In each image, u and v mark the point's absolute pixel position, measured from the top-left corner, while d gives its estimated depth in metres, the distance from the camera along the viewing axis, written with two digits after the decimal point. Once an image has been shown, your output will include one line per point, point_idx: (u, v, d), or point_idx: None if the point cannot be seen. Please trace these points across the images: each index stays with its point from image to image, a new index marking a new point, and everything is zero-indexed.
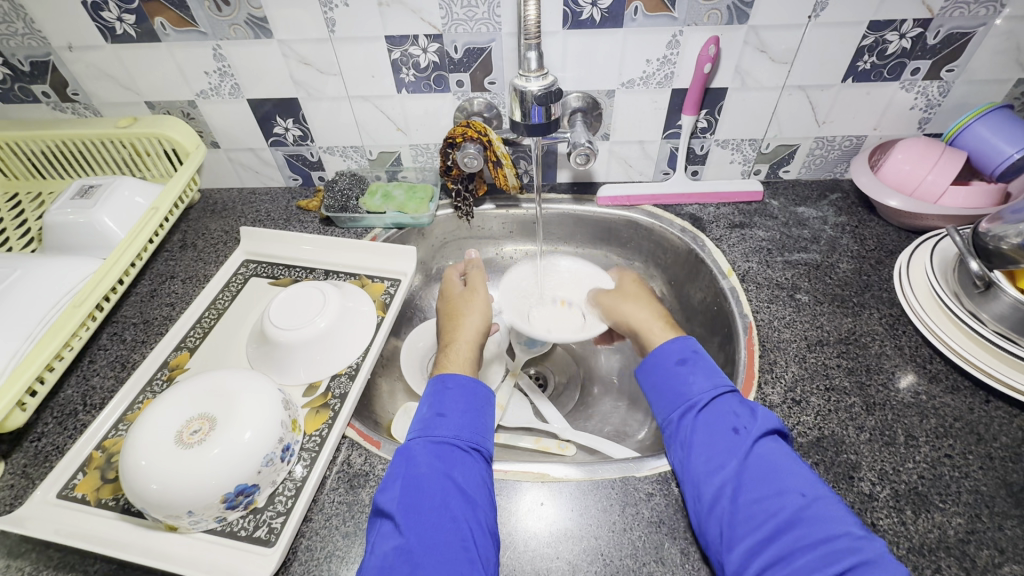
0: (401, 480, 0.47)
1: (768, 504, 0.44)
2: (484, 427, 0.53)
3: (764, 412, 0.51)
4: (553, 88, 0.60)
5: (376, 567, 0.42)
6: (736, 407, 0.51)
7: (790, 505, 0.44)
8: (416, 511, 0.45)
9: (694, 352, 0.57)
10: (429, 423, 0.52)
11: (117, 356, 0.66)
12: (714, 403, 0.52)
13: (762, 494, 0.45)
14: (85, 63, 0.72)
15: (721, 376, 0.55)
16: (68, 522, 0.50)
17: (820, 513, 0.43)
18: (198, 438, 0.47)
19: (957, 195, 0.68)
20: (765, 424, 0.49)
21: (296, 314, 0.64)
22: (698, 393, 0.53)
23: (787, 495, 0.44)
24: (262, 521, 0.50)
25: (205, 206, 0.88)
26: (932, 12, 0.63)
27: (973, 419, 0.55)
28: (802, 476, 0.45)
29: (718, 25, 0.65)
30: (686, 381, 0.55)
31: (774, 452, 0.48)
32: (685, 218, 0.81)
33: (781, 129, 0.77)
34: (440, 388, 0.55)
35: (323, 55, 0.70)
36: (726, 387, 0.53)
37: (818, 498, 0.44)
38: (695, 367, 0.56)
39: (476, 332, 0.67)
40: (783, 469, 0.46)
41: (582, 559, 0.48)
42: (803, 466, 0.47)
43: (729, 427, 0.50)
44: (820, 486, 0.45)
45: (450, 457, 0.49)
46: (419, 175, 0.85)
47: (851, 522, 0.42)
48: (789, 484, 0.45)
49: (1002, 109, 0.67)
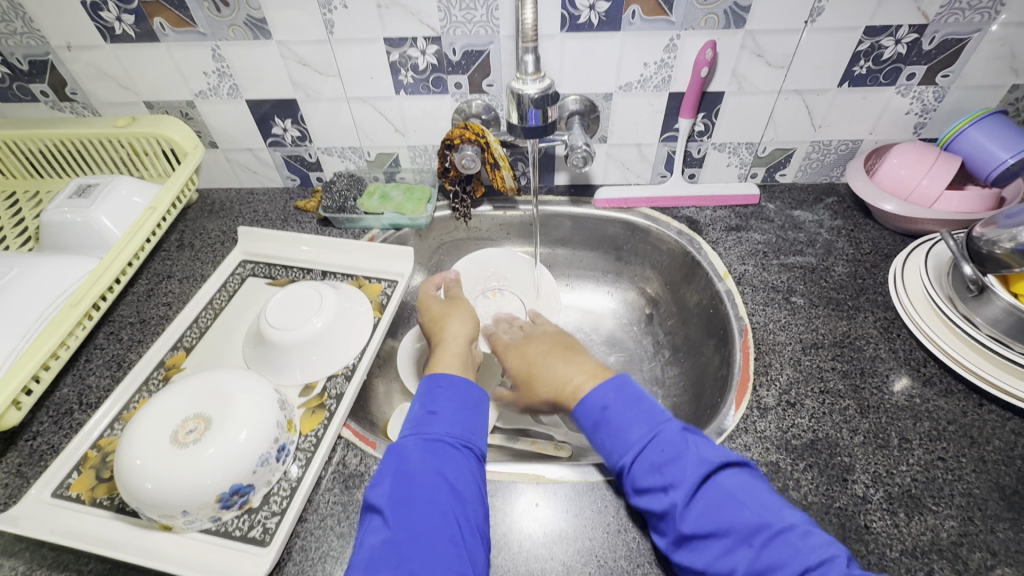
0: (392, 476, 0.47)
1: (720, 562, 0.41)
2: (476, 426, 0.53)
3: (692, 451, 0.46)
4: (550, 91, 0.60)
5: (365, 560, 0.42)
6: (659, 461, 0.46)
7: (741, 563, 0.40)
8: (407, 505, 0.45)
9: (604, 408, 0.51)
10: (420, 420, 0.52)
11: (113, 356, 0.66)
12: (640, 460, 0.47)
13: (712, 554, 0.42)
14: (83, 62, 0.73)
15: (641, 418, 0.50)
16: (63, 520, 0.50)
17: (772, 560, 0.40)
18: (193, 438, 0.47)
19: (952, 199, 0.68)
20: (693, 475, 0.44)
21: (293, 315, 0.64)
22: (622, 455, 0.48)
23: (736, 550, 0.41)
24: (257, 521, 0.49)
25: (202, 206, 0.88)
26: (927, 18, 0.63)
27: (966, 423, 0.55)
28: (747, 520, 0.42)
29: (715, 29, 0.65)
30: (608, 443, 0.50)
31: (713, 499, 0.43)
32: (682, 220, 0.82)
33: (777, 133, 0.77)
34: (434, 386, 0.55)
35: (322, 57, 0.70)
36: (647, 437, 0.48)
37: (766, 542, 0.40)
38: (611, 425, 0.50)
39: (462, 333, 0.66)
40: (726, 520, 0.42)
41: (577, 560, 0.48)
42: (748, 499, 0.43)
43: (657, 488, 0.45)
44: (770, 520, 0.41)
45: (441, 453, 0.49)
46: (417, 176, 0.86)
47: (804, 557, 0.39)
48: (735, 537, 0.41)
49: (997, 114, 0.68)
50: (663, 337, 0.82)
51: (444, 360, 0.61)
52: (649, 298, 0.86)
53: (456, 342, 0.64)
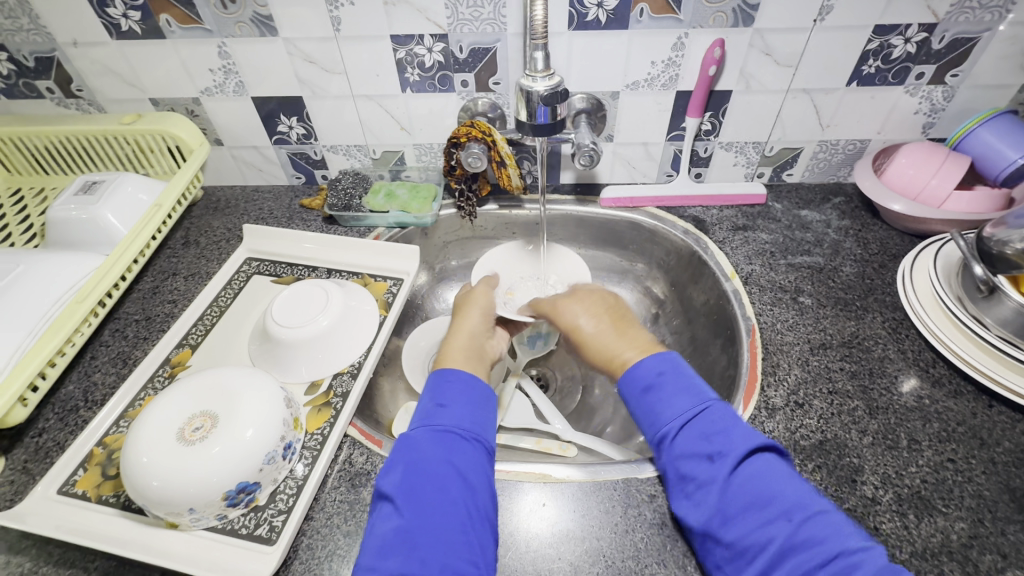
0: (403, 465, 0.46)
1: (756, 534, 0.41)
2: (486, 421, 0.52)
3: (741, 427, 0.46)
4: (559, 89, 0.60)
5: (375, 547, 0.42)
6: (710, 431, 0.46)
7: (779, 534, 0.40)
8: (415, 493, 0.45)
9: (659, 373, 0.50)
10: (428, 412, 0.51)
11: (119, 353, 0.66)
12: (688, 429, 0.47)
13: (749, 524, 0.41)
14: (89, 59, 0.72)
15: (691, 390, 0.49)
16: (68, 518, 0.50)
17: (811, 536, 0.39)
18: (199, 435, 0.47)
19: (961, 199, 0.67)
20: (743, 445, 0.45)
21: (299, 312, 0.64)
22: (669, 422, 0.48)
23: (774, 523, 0.41)
24: (263, 519, 0.49)
25: (207, 204, 0.88)
26: (937, 17, 0.63)
27: (976, 424, 0.55)
28: (789, 496, 0.42)
29: (724, 27, 0.65)
30: (656, 408, 0.49)
31: (755, 474, 0.43)
32: (688, 220, 0.81)
33: (785, 132, 0.77)
34: (441, 379, 0.54)
35: (328, 54, 0.70)
36: (697, 407, 0.48)
37: (807, 519, 0.40)
38: (662, 392, 0.49)
39: (479, 327, 0.65)
40: (767, 492, 0.42)
41: (584, 560, 0.48)
42: (788, 480, 0.43)
43: (704, 455, 0.45)
44: (811, 501, 0.42)
45: (451, 444, 0.48)
46: (422, 174, 0.85)
47: (843, 538, 0.39)
48: (776, 510, 0.41)
49: (1007, 114, 0.67)
50: (669, 337, 0.81)
51: (450, 354, 0.60)
52: (654, 297, 0.85)
53: (472, 335, 0.64)
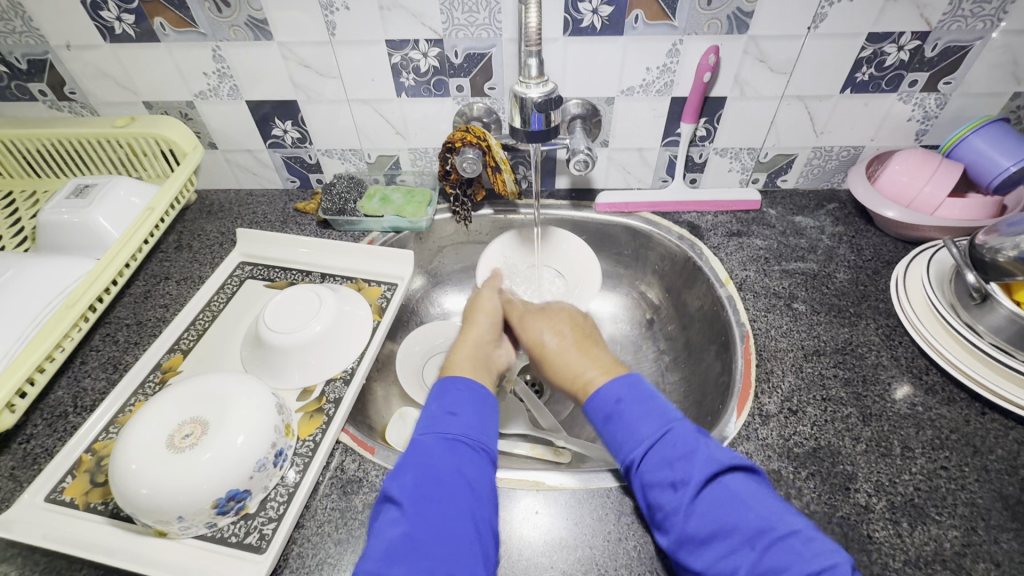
0: (415, 469, 0.46)
1: (722, 562, 0.41)
2: (491, 430, 0.52)
3: (703, 450, 0.46)
4: (553, 95, 0.60)
5: (381, 553, 0.41)
6: (672, 456, 0.47)
7: (743, 562, 0.40)
8: (426, 500, 0.44)
9: (618, 402, 0.52)
10: (438, 420, 0.51)
11: (110, 358, 0.66)
12: (652, 453, 0.48)
13: (716, 552, 0.41)
14: (83, 62, 0.72)
15: (654, 414, 0.50)
16: (56, 526, 0.49)
17: (774, 563, 0.39)
18: (189, 442, 0.47)
19: (954, 206, 0.68)
20: (703, 470, 0.45)
21: (292, 318, 0.64)
22: (634, 448, 0.49)
23: (738, 551, 0.41)
24: (254, 527, 0.49)
25: (201, 207, 0.87)
26: (930, 25, 0.63)
27: (969, 431, 0.55)
28: (752, 521, 0.42)
29: (718, 34, 0.65)
30: (620, 436, 0.50)
31: (718, 499, 0.43)
32: (683, 225, 0.81)
33: (779, 138, 0.77)
34: (450, 388, 0.55)
35: (323, 58, 0.70)
36: (659, 432, 0.49)
37: (768, 546, 0.40)
38: (623, 417, 0.51)
39: (486, 334, 0.66)
40: (731, 519, 0.42)
41: (577, 568, 0.48)
42: (752, 502, 0.43)
43: (667, 482, 0.46)
44: (778, 524, 0.41)
45: (461, 453, 0.48)
46: (417, 179, 0.85)
47: (804, 563, 0.38)
48: (739, 536, 0.41)
49: (999, 122, 0.68)
50: (664, 343, 0.81)
51: (458, 362, 0.60)
52: (649, 302, 0.85)
53: (479, 343, 0.64)
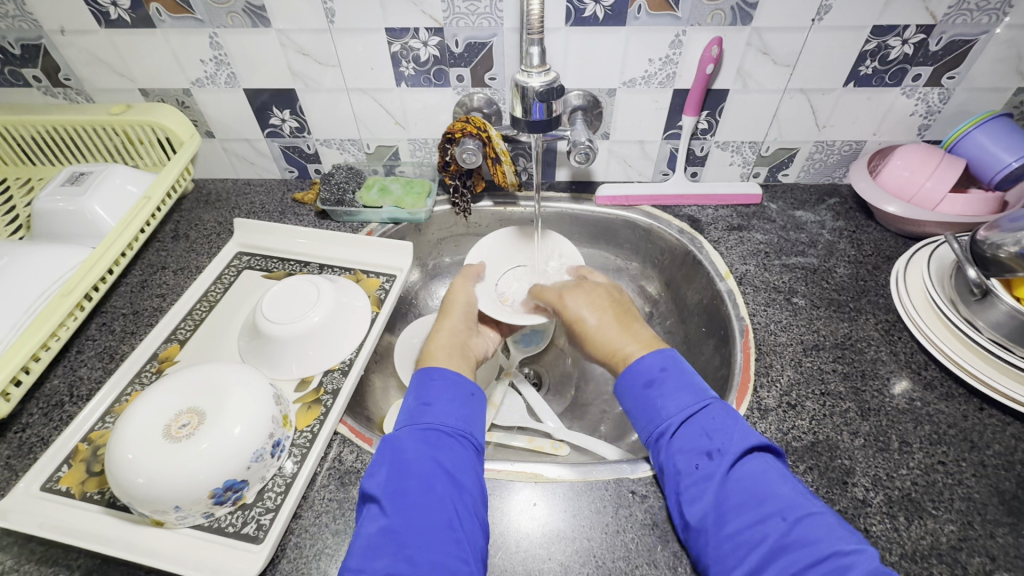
0: (387, 464, 0.46)
1: (749, 532, 0.41)
2: (474, 418, 0.52)
3: (741, 427, 0.47)
4: (555, 85, 0.59)
5: (360, 548, 0.41)
6: (711, 428, 0.47)
7: (773, 532, 0.40)
8: (403, 493, 0.44)
9: (662, 368, 0.52)
10: (412, 412, 0.51)
11: (105, 347, 0.65)
12: (688, 425, 0.48)
13: (743, 521, 0.42)
14: (77, 47, 0.71)
15: (693, 388, 0.50)
16: (51, 515, 0.49)
17: (802, 536, 0.39)
18: (186, 432, 0.46)
19: (956, 201, 0.67)
20: (742, 442, 0.45)
21: (290, 308, 0.63)
22: (670, 417, 0.49)
23: (769, 521, 0.41)
24: (250, 517, 0.49)
25: (198, 197, 0.86)
26: (935, 19, 0.63)
27: (966, 426, 0.55)
28: (784, 496, 0.42)
29: (722, 25, 0.64)
30: (657, 404, 0.50)
31: (753, 471, 0.44)
32: (684, 219, 0.81)
33: (781, 132, 0.77)
34: (424, 378, 0.54)
35: (321, 46, 0.69)
36: (698, 404, 0.49)
37: (799, 518, 0.40)
38: (664, 388, 0.51)
39: (461, 324, 0.64)
40: (764, 490, 0.43)
41: (575, 560, 0.48)
42: (784, 480, 0.44)
43: (703, 450, 0.46)
44: (807, 502, 0.42)
45: (436, 442, 0.48)
46: (416, 170, 0.84)
47: (835, 538, 0.39)
48: (770, 508, 0.41)
49: (1002, 118, 0.67)
50: (662, 337, 0.81)
51: (434, 353, 0.59)
52: (648, 296, 0.85)
53: (455, 331, 0.63)
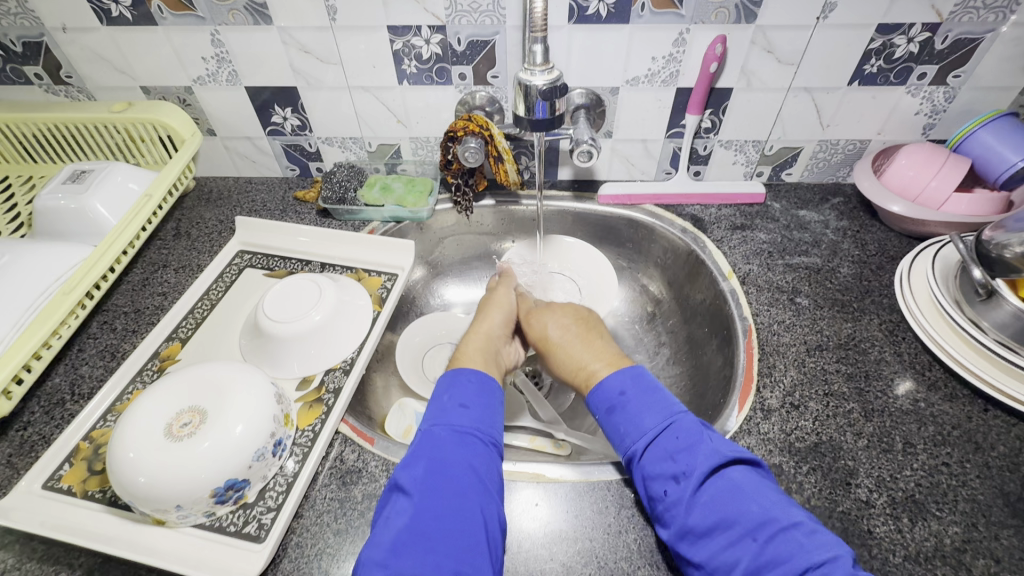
0: (426, 460, 0.46)
1: (723, 554, 0.41)
2: (501, 425, 0.52)
3: (705, 444, 0.46)
4: (558, 83, 0.58)
5: (388, 542, 0.41)
6: (676, 448, 0.46)
7: (744, 555, 0.40)
8: (436, 492, 0.44)
9: (621, 393, 0.52)
10: (449, 412, 0.50)
11: (107, 345, 0.65)
12: (652, 448, 0.47)
13: (715, 545, 0.41)
14: (79, 45, 0.71)
15: (656, 406, 0.50)
16: (53, 513, 0.49)
17: (776, 554, 0.39)
18: (188, 431, 0.46)
19: (961, 201, 0.67)
20: (705, 462, 0.45)
21: (292, 307, 0.63)
22: (635, 442, 0.49)
23: (740, 542, 0.40)
24: (252, 516, 0.49)
25: (199, 195, 0.86)
26: (940, 17, 0.62)
27: (971, 428, 0.54)
28: (756, 513, 0.41)
29: (726, 23, 0.64)
30: (621, 430, 0.50)
31: (719, 491, 0.43)
32: (687, 218, 0.81)
33: (785, 131, 0.76)
34: (459, 380, 0.54)
35: (323, 44, 0.69)
36: (661, 425, 0.48)
37: (771, 536, 0.40)
38: (626, 410, 0.51)
39: (498, 330, 0.65)
40: (732, 510, 0.42)
41: (577, 560, 0.48)
42: (756, 495, 0.43)
43: (668, 475, 0.45)
44: (780, 514, 0.41)
45: (471, 446, 0.48)
46: (418, 168, 0.84)
47: (808, 553, 0.38)
48: (742, 528, 0.41)
49: (1008, 117, 0.67)
50: (665, 337, 0.81)
51: (468, 354, 0.59)
52: (651, 296, 0.85)
53: (490, 337, 0.63)
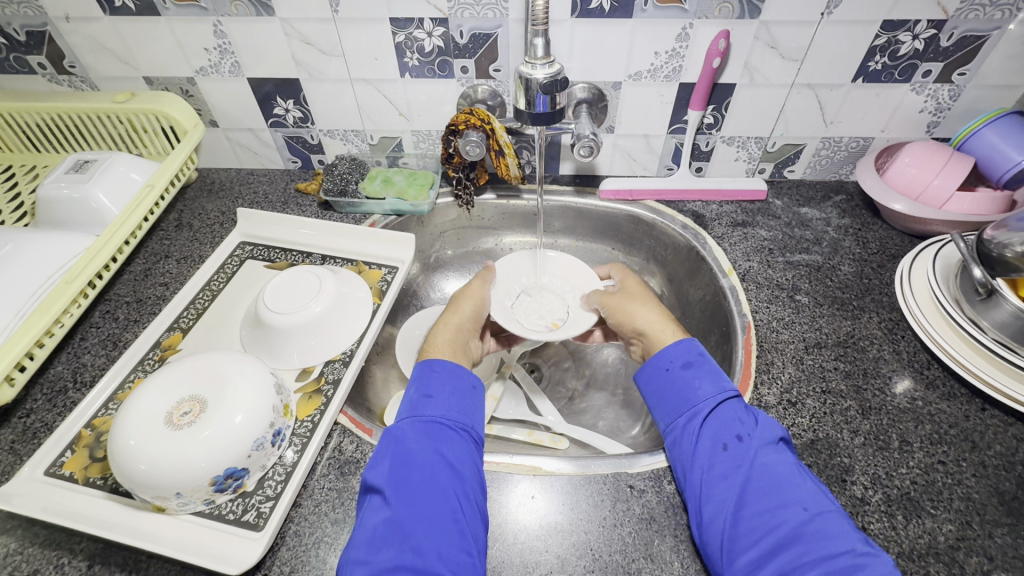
0: (391, 456, 0.46)
1: (769, 516, 0.43)
2: (473, 410, 0.52)
3: (770, 422, 0.50)
4: (559, 77, 0.58)
5: (366, 540, 0.41)
6: (741, 413, 0.50)
7: (792, 519, 0.42)
8: (406, 484, 0.44)
9: (698, 355, 0.55)
10: (415, 403, 0.51)
11: (109, 335, 0.66)
12: (720, 408, 0.50)
13: (764, 504, 0.44)
14: (82, 35, 0.71)
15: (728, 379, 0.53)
16: (55, 499, 0.49)
17: (823, 527, 0.42)
18: (188, 420, 0.47)
19: (963, 200, 0.66)
20: (770, 434, 0.48)
21: (293, 299, 0.63)
22: (704, 399, 0.51)
23: (789, 508, 0.43)
24: (251, 505, 0.49)
25: (202, 186, 0.87)
26: (946, 14, 0.62)
27: (968, 427, 0.55)
28: (806, 490, 0.44)
29: (729, 19, 0.64)
30: (691, 387, 0.52)
31: (777, 460, 0.46)
32: (687, 214, 0.81)
33: (788, 127, 0.76)
34: (427, 371, 0.54)
35: (326, 36, 0.68)
36: (732, 392, 0.51)
37: (820, 512, 0.43)
38: (700, 371, 0.53)
39: (467, 320, 0.64)
40: (786, 479, 0.45)
41: (571, 553, 0.48)
42: (804, 475, 0.46)
43: (733, 433, 0.48)
44: (825, 500, 0.44)
45: (440, 435, 0.48)
46: (420, 161, 0.84)
47: (850, 538, 0.41)
48: (793, 497, 0.44)
49: (1013, 115, 0.66)
50: None
51: (437, 346, 0.59)
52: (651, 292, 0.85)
53: (459, 328, 0.63)
